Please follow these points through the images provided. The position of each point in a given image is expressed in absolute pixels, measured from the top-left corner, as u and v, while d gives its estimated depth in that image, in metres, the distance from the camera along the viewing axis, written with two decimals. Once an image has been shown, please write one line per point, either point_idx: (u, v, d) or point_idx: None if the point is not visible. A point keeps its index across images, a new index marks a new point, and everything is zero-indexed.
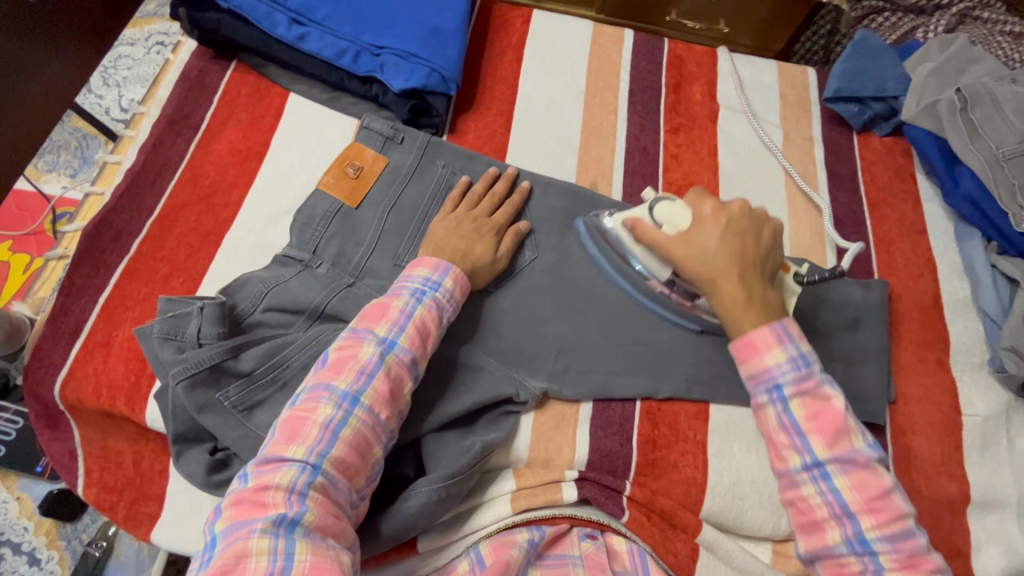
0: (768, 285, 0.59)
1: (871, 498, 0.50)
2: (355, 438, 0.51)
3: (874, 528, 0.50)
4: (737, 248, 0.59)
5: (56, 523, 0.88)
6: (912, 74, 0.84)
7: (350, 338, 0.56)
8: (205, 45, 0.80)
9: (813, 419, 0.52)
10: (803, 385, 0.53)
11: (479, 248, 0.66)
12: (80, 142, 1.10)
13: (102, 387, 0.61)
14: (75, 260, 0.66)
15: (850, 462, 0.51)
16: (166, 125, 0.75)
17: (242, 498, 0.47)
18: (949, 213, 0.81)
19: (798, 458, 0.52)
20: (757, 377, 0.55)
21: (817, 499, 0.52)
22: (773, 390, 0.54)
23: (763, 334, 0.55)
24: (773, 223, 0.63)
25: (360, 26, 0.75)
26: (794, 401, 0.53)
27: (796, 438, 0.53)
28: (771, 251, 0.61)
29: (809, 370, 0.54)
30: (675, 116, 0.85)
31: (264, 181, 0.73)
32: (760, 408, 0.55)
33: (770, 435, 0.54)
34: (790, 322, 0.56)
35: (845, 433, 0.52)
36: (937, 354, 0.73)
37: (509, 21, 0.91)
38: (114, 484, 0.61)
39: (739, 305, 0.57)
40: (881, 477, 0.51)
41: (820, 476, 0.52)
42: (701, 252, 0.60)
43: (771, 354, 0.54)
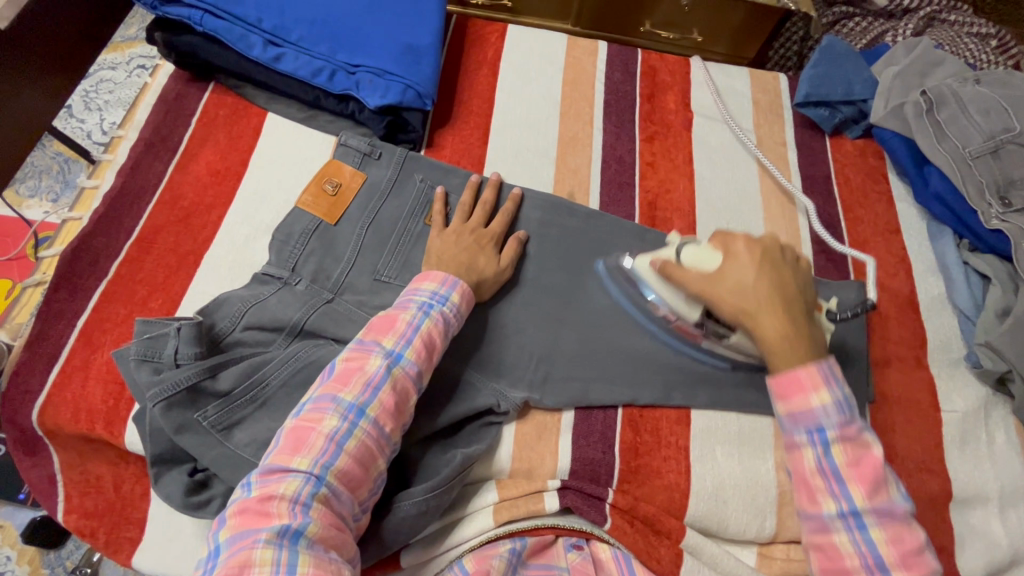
0: (808, 320, 0.57)
1: (907, 554, 0.49)
2: (359, 450, 0.52)
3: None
4: (775, 282, 0.58)
5: (39, 551, 0.85)
6: (879, 77, 0.86)
7: (358, 350, 0.56)
8: (182, 68, 0.81)
9: (854, 466, 0.51)
10: (846, 430, 0.51)
11: (482, 260, 0.67)
12: (62, 166, 1.10)
13: (81, 412, 0.60)
14: (53, 285, 0.66)
15: (888, 515, 0.50)
16: (144, 149, 0.76)
17: (246, 507, 0.47)
18: (922, 212, 0.83)
19: (833, 505, 0.51)
20: (796, 415, 0.53)
21: (849, 548, 0.50)
22: (813, 431, 0.52)
23: (809, 372, 0.53)
24: (802, 260, 0.63)
25: (335, 45, 0.76)
26: (835, 445, 0.51)
27: (834, 484, 0.51)
28: (807, 285, 0.61)
29: (853, 415, 0.52)
30: (650, 124, 0.87)
31: (243, 201, 0.73)
32: (796, 448, 0.53)
33: (805, 478, 0.52)
34: (833, 363, 0.54)
35: (883, 484, 0.51)
36: (915, 352, 0.74)
37: (484, 37, 0.93)
38: (94, 510, 0.61)
39: (785, 340, 0.55)
40: (915, 533, 0.50)
41: (855, 526, 0.50)
42: (738, 288, 0.58)
43: (817, 395, 0.52)
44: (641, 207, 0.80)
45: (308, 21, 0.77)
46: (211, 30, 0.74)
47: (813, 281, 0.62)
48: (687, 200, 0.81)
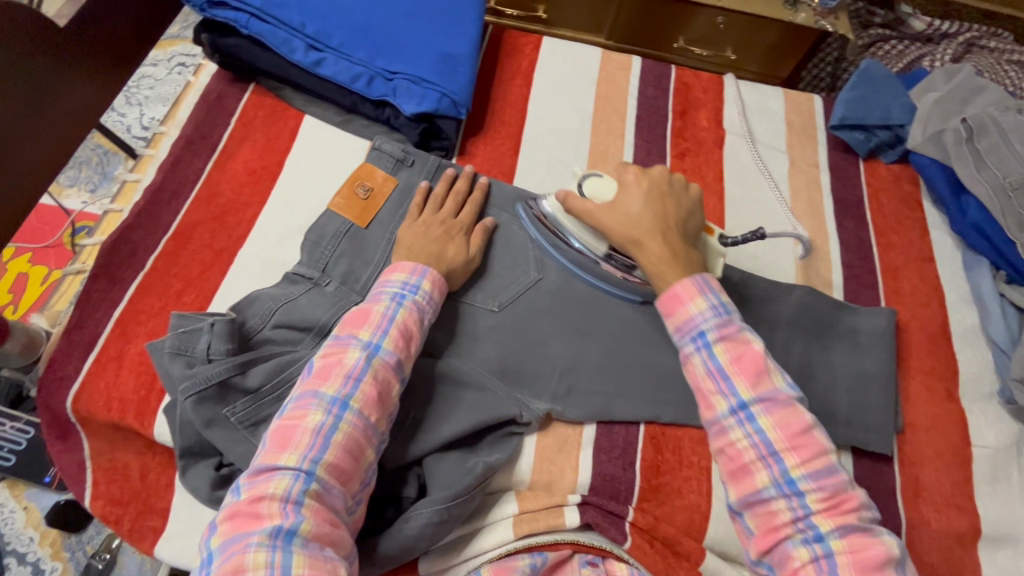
0: (689, 244, 0.62)
1: (794, 436, 0.51)
2: (347, 441, 0.52)
3: (798, 466, 0.50)
4: (657, 209, 0.63)
5: (61, 534, 0.85)
6: (917, 103, 0.85)
7: (334, 345, 0.57)
8: (225, 68, 0.83)
9: (736, 361, 0.53)
10: (725, 330, 0.55)
11: (451, 250, 0.67)
12: (101, 158, 1.13)
13: (113, 401, 0.62)
14: (93, 274, 0.68)
15: (773, 402, 0.52)
16: (185, 145, 0.78)
17: (237, 511, 0.47)
18: (956, 241, 0.82)
19: (724, 403, 0.53)
20: (682, 327, 0.57)
21: (744, 442, 0.52)
22: (697, 337, 0.55)
23: (685, 285, 0.57)
24: (694, 188, 0.67)
25: (374, 51, 0.78)
26: (717, 346, 0.54)
27: (722, 382, 0.53)
28: (691, 213, 0.65)
29: (729, 316, 0.55)
30: (682, 141, 0.87)
31: (278, 201, 0.75)
32: (687, 358, 0.56)
33: (698, 385, 0.55)
34: (710, 277, 0.58)
35: (766, 373, 0.53)
36: (946, 384, 0.72)
37: (520, 48, 0.94)
38: (120, 497, 0.62)
39: (663, 261, 0.60)
40: (802, 415, 0.52)
41: (746, 419, 0.52)
42: (626, 216, 0.63)
43: (693, 303, 0.56)
44: None
45: (349, 27, 0.78)
46: (256, 33, 0.76)
47: (701, 208, 0.67)
48: (716, 218, 0.81)
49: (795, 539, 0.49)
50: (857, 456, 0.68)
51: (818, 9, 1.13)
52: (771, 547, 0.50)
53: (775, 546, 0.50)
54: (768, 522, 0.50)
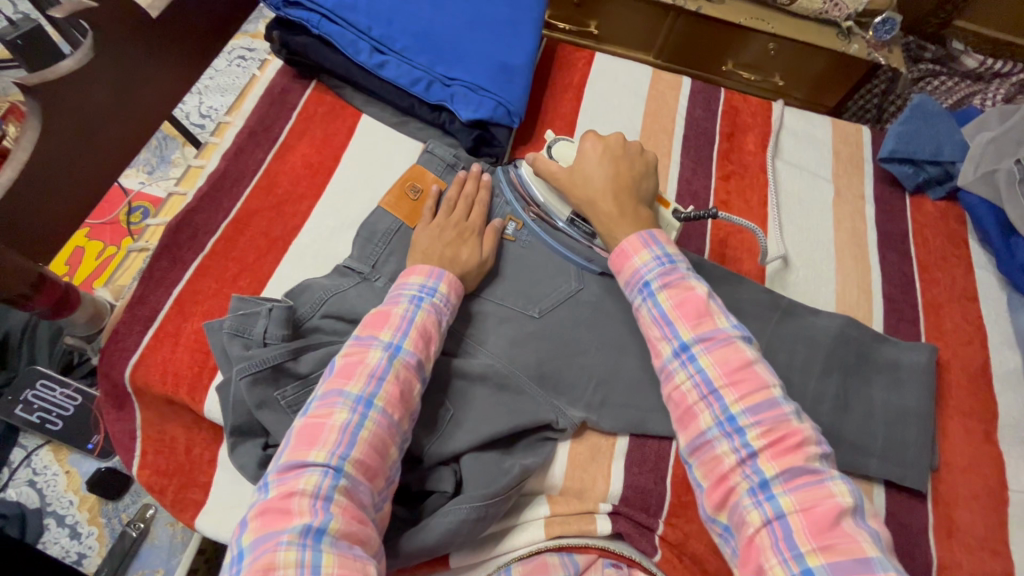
0: (639, 202, 0.68)
1: (733, 372, 0.53)
2: (373, 439, 0.52)
3: (736, 402, 0.51)
4: (611, 169, 0.69)
5: (99, 500, 0.88)
6: (970, 141, 0.84)
7: (357, 345, 0.57)
8: (290, 64, 0.86)
9: (679, 307, 0.57)
10: (667, 278, 0.59)
11: (465, 252, 0.69)
12: (160, 142, 1.18)
13: (168, 374, 0.64)
14: (156, 253, 0.71)
15: (713, 341, 0.54)
16: (248, 136, 0.81)
17: (268, 508, 0.47)
18: (1002, 282, 0.81)
19: (669, 347, 0.56)
20: (630, 281, 0.61)
21: (687, 383, 0.54)
22: (643, 288, 0.59)
23: (631, 240, 0.62)
24: (648, 155, 0.73)
25: (434, 57, 0.80)
26: (661, 294, 0.58)
27: (666, 327, 0.57)
28: (645, 176, 0.71)
29: (673, 265, 0.60)
30: (727, 164, 0.88)
31: (332, 195, 0.77)
32: (637, 309, 0.60)
33: (647, 334, 0.58)
34: (655, 231, 0.63)
35: (708, 315, 0.56)
36: (985, 426, 0.71)
37: (572, 62, 0.96)
38: (166, 468, 0.65)
39: (614, 218, 0.66)
40: (743, 353, 0.54)
41: (688, 359, 0.54)
42: (583, 178, 0.69)
43: (638, 256, 0.61)
44: (711, 244, 0.81)
45: (413, 33, 0.81)
46: (326, 34, 0.79)
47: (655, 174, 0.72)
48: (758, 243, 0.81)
49: (743, 487, 0.49)
50: (890, 491, 0.67)
51: (872, 40, 1.14)
52: (722, 499, 0.50)
53: (724, 494, 0.50)
54: (715, 469, 0.51)
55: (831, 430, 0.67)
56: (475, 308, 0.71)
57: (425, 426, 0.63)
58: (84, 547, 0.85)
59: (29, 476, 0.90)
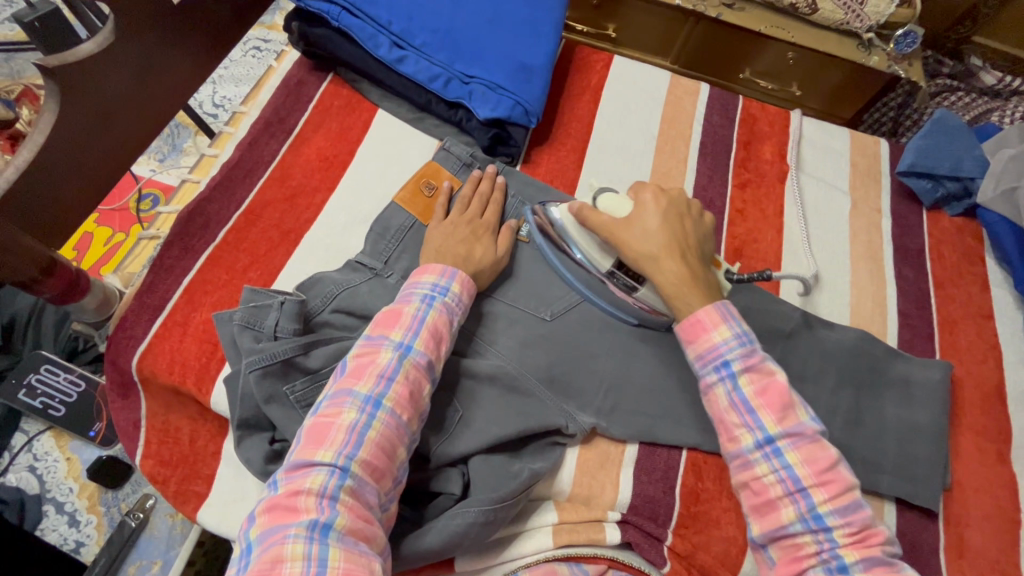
0: (704, 266, 0.64)
1: (821, 472, 0.52)
2: (381, 439, 0.51)
3: (825, 502, 0.51)
4: (675, 228, 0.64)
5: (99, 488, 0.87)
6: (991, 158, 0.83)
7: (367, 345, 0.57)
8: (308, 56, 0.86)
9: (762, 394, 0.55)
10: (750, 361, 0.56)
11: (479, 250, 0.68)
12: (173, 131, 1.17)
13: (176, 364, 0.64)
14: (167, 242, 0.70)
15: (799, 436, 0.53)
16: (263, 126, 0.80)
17: (275, 503, 0.47)
18: (1018, 301, 0.80)
19: (750, 436, 0.54)
20: (705, 356, 0.58)
21: (771, 477, 0.53)
22: (721, 367, 0.56)
23: (708, 312, 0.59)
24: (705, 212, 0.69)
25: (453, 55, 0.80)
26: (742, 377, 0.56)
27: (746, 415, 0.54)
28: (705, 237, 0.67)
29: (752, 346, 0.57)
30: (744, 172, 0.87)
31: (346, 190, 0.77)
32: (711, 389, 0.57)
33: (722, 416, 0.56)
34: (730, 304, 0.60)
35: (790, 407, 0.54)
36: (998, 446, 0.70)
37: (590, 64, 0.95)
38: (169, 459, 0.64)
39: (683, 284, 0.61)
40: (828, 450, 0.53)
41: (772, 453, 0.53)
42: (644, 234, 0.64)
43: (718, 332, 0.57)
44: (725, 252, 0.80)
45: (432, 29, 0.80)
46: (345, 27, 0.79)
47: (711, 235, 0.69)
48: (773, 252, 0.81)
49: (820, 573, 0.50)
50: (901, 508, 0.66)
51: (892, 53, 1.13)
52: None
53: None
54: (792, 556, 0.51)
55: (843, 444, 0.66)
56: (486, 308, 0.70)
57: (433, 427, 0.62)
58: (82, 535, 0.85)
59: (30, 461, 0.90)
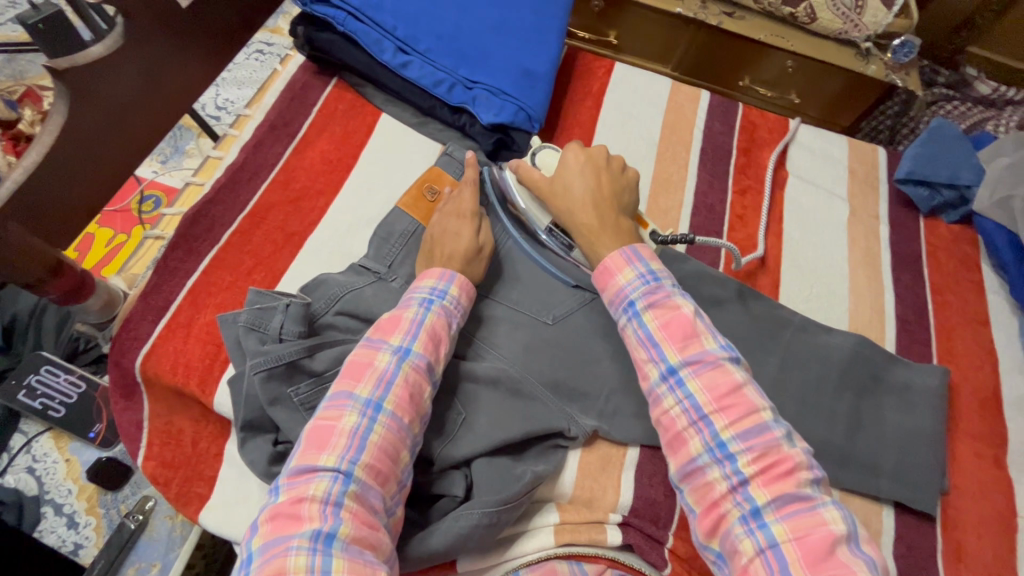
0: (620, 216, 0.67)
1: (721, 397, 0.52)
2: (383, 443, 0.52)
3: (726, 427, 0.51)
4: (592, 179, 0.68)
5: (98, 490, 0.87)
6: (987, 166, 0.85)
7: (366, 347, 0.57)
8: (313, 60, 0.87)
9: (664, 327, 0.56)
10: (653, 298, 0.58)
11: (469, 242, 0.68)
12: (175, 132, 1.18)
13: (179, 366, 0.64)
14: (171, 243, 0.70)
15: (700, 364, 0.53)
16: (268, 130, 0.81)
17: (278, 513, 0.47)
18: (1014, 307, 0.81)
19: (655, 370, 0.55)
20: (615, 300, 0.60)
21: (676, 408, 0.53)
22: (628, 308, 0.59)
23: (615, 257, 0.61)
24: (629, 168, 0.72)
25: (458, 60, 0.80)
26: (647, 314, 0.57)
27: (652, 349, 0.56)
28: (627, 188, 0.70)
29: (658, 284, 0.59)
30: (744, 178, 0.88)
31: (350, 193, 0.77)
32: (623, 329, 0.59)
33: (633, 355, 0.57)
34: (640, 246, 0.62)
35: (694, 337, 0.55)
36: (995, 450, 0.71)
37: (592, 71, 0.96)
38: (172, 461, 0.64)
39: (594, 233, 0.65)
40: (731, 376, 0.53)
41: (676, 384, 0.54)
42: (564, 188, 0.69)
43: (622, 274, 0.60)
44: (726, 258, 0.81)
45: (437, 34, 0.81)
46: (351, 32, 0.79)
47: (635, 190, 0.71)
48: (773, 258, 0.81)
49: (734, 514, 0.48)
50: (899, 512, 0.67)
51: (890, 62, 1.15)
52: (714, 524, 0.49)
53: (715, 520, 0.49)
54: (706, 495, 0.50)
55: (842, 448, 0.67)
56: (488, 311, 0.70)
57: (436, 429, 0.62)
58: (81, 537, 0.84)
59: (28, 463, 0.89)
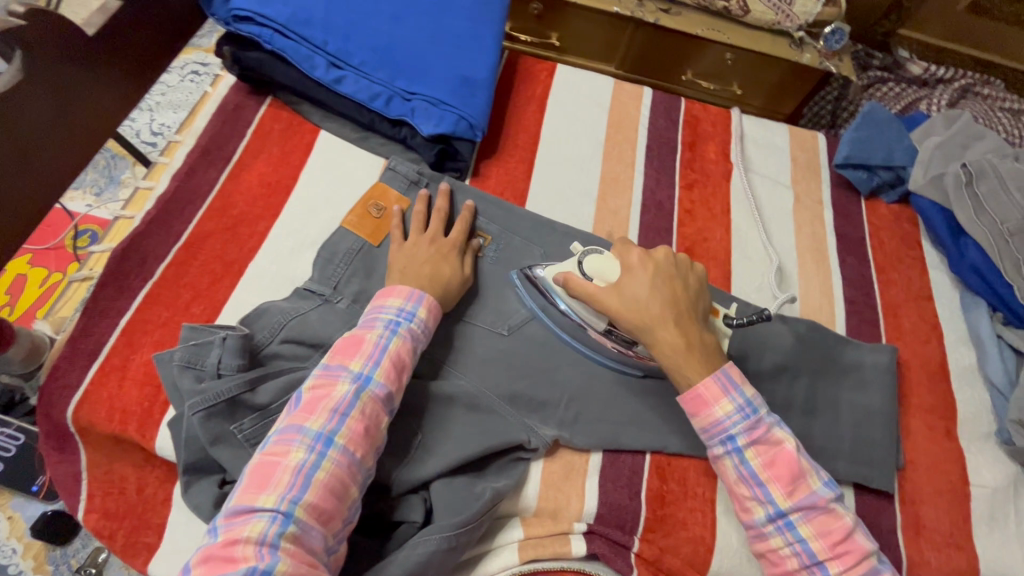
0: (702, 328, 0.61)
1: (834, 543, 0.53)
2: (329, 480, 0.50)
3: (841, 574, 0.52)
4: (667, 294, 0.61)
5: (46, 546, 0.84)
6: (919, 146, 0.87)
7: (324, 376, 0.55)
8: (245, 81, 0.84)
9: (769, 467, 0.56)
10: (754, 434, 0.56)
11: (445, 271, 0.67)
12: (109, 162, 1.13)
13: (116, 411, 0.60)
14: (101, 282, 0.67)
15: (811, 508, 0.54)
16: (200, 155, 0.78)
17: (211, 554, 0.45)
18: (954, 281, 0.84)
19: (762, 510, 0.55)
20: (709, 430, 0.58)
21: (786, 549, 0.54)
22: (727, 441, 0.57)
23: (708, 385, 0.58)
24: (696, 267, 0.66)
25: (394, 71, 0.79)
26: (748, 451, 0.56)
27: (757, 489, 0.55)
28: (698, 293, 0.64)
29: (758, 417, 0.57)
30: (690, 172, 0.89)
31: (291, 215, 0.75)
32: (719, 460, 0.58)
33: (733, 488, 0.57)
34: (732, 369, 0.59)
35: (801, 477, 0.55)
36: (945, 423, 0.73)
37: (534, 74, 0.96)
38: (115, 511, 0.60)
39: (683, 357, 0.59)
40: (840, 518, 0.54)
41: (785, 526, 0.55)
42: (634, 302, 0.61)
43: (720, 406, 0.57)
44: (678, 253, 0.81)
45: (371, 46, 0.79)
46: (279, 49, 0.77)
47: (705, 288, 0.65)
48: (723, 250, 0.82)
49: None
50: (859, 493, 0.68)
51: (823, 50, 1.17)
52: None
53: None
54: None
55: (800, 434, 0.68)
56: (443, 326, 0.68)
57: (394, 454, 0.60)
58: None
59: None
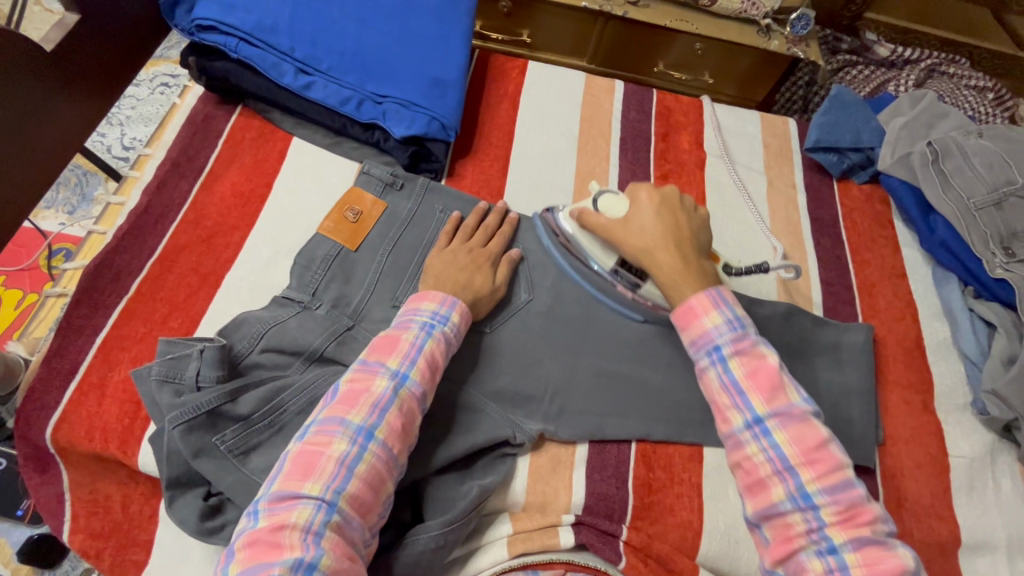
0: (701, 257, 0.64)
1: (809, 450, 0.51)
2: (369, 473, 0.50)
3: (813, 480, 0.50)
4: (670, 223, 0.65)
5: (33, 570, 0.83)
6: (886, 127, 0.89)
7: (362, 371, 0.55)
8: (213, 91, 0.83)
9: (751, 376, 0.54)
10: (740, 344, 0.56)
11: (479, 278, 0.67)
12: (80, 179, 1.12)
13: (95, 430, 0.60)
14: (74, 300, 0.66)
15: (789, 416, 0.52)
16: (170, 168, 0.77)
17: (257, 539, 0.45)
18: (926, 257, 0.85)
19: (740, 417, 0.54)
20: (697, 342, 0.58)
21: (760, 456, 0.52)
22: (712, 351, 0.56)
23: (700, 299, 0.59)
24: (700, 207, 0.70)
25: (364, 76, 0.79)
26: (732, 360, 0.55)
27: (737, 397, 0.54)
28: (700, 229, 0.67)
29: (745, 331, 0.57)
30: (665, 163, 0.89)
31: (266, 224, 0.74)
32: (703, 372, 0.57)
33: (714, 398, 0.56)
34: (725, 291, 0.60)
35: (781, 388, 0.54)
36: (922, 397, 0.75)
37: (506, 72, 0.96)
38: (101, 531, 0.60)
39: (677, 275, 0.62)
40: (817, 430, 0.52)
41: (762, 433, 0.52)
42: (639, 231, 0.65)
43: (709, 317, 0.57)
44: None
45: (339, 51, 0.79)
46: (245, 58, 0.76)
47: (709, 228, 0.69)
48: None
49: (809, 549, 0.48)
50: None
51: (790, 36, 1.19)
52: (786, 557, 0.49)
53: (789, 555, 0.49)
54: (783, 532, 0.50)
55: None
56: None
57: None
58: None
59: None
